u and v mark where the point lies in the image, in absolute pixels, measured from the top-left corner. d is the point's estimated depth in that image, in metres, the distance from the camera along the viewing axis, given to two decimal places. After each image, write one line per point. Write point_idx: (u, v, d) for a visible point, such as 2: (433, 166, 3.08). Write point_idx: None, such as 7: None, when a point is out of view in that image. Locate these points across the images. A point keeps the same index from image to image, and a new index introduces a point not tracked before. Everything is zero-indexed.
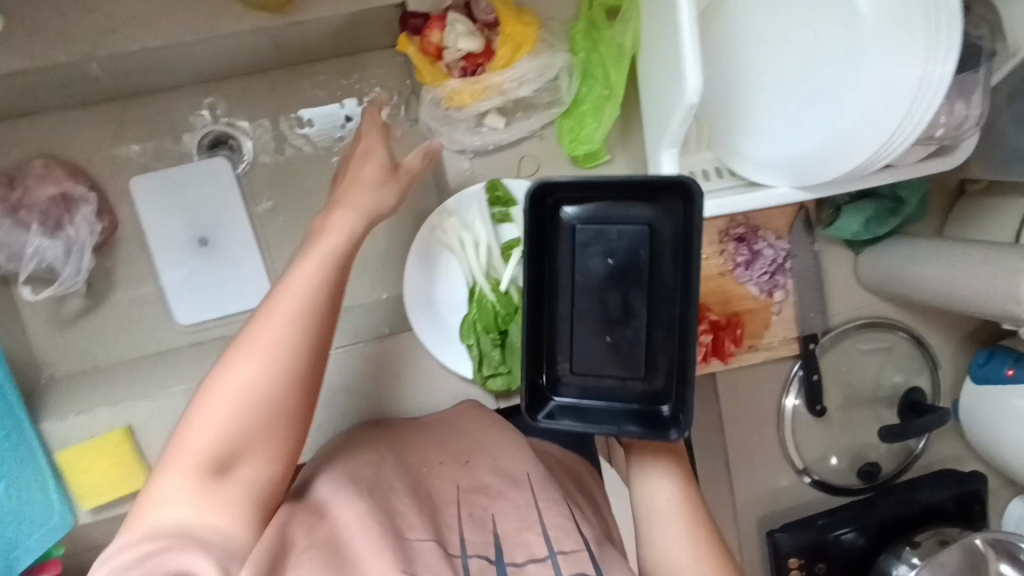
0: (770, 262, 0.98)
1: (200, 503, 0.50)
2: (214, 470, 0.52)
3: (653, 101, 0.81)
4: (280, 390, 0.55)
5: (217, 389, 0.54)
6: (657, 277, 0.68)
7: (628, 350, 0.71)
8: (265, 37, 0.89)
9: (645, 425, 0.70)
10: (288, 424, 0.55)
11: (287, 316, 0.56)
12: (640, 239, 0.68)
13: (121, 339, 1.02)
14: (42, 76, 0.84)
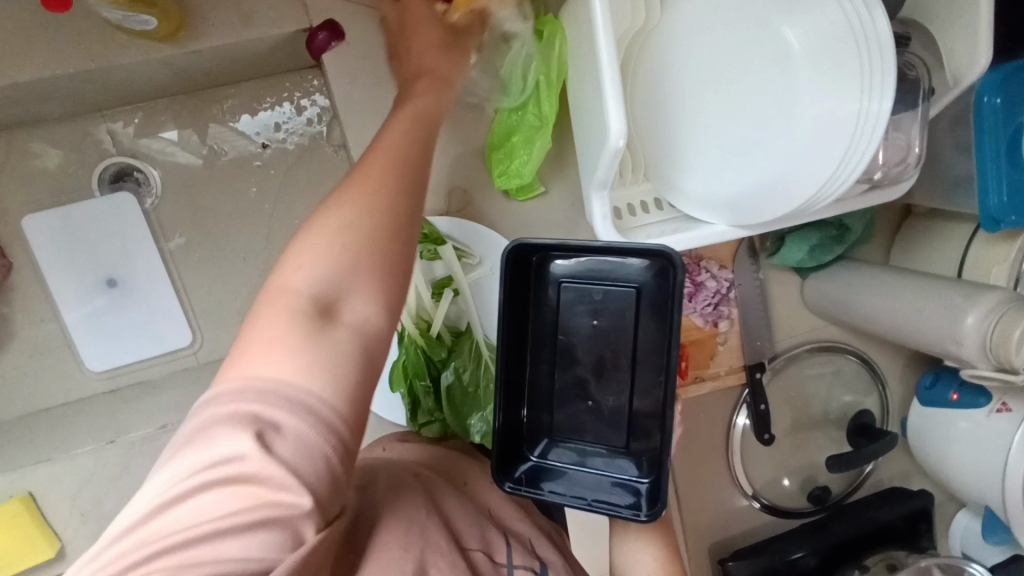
0: (714, 293, 0.95)
1: (309, 353, 0.40)
2: (321, 313, 0.43)
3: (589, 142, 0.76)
4: (394, 221, 0.47)
5: (319, 239, 0.45)
6: (640, 343, 0.67)
7: (609, 414, 0.69)
8: (161, 65, 0.81)
9: (624, 497, 0.68)
10: (399, 282, 0.47)
11: (387, 170, 0.50)
12: (625, 303, 0.67)
13: (19, 392, 0.94)
14: None
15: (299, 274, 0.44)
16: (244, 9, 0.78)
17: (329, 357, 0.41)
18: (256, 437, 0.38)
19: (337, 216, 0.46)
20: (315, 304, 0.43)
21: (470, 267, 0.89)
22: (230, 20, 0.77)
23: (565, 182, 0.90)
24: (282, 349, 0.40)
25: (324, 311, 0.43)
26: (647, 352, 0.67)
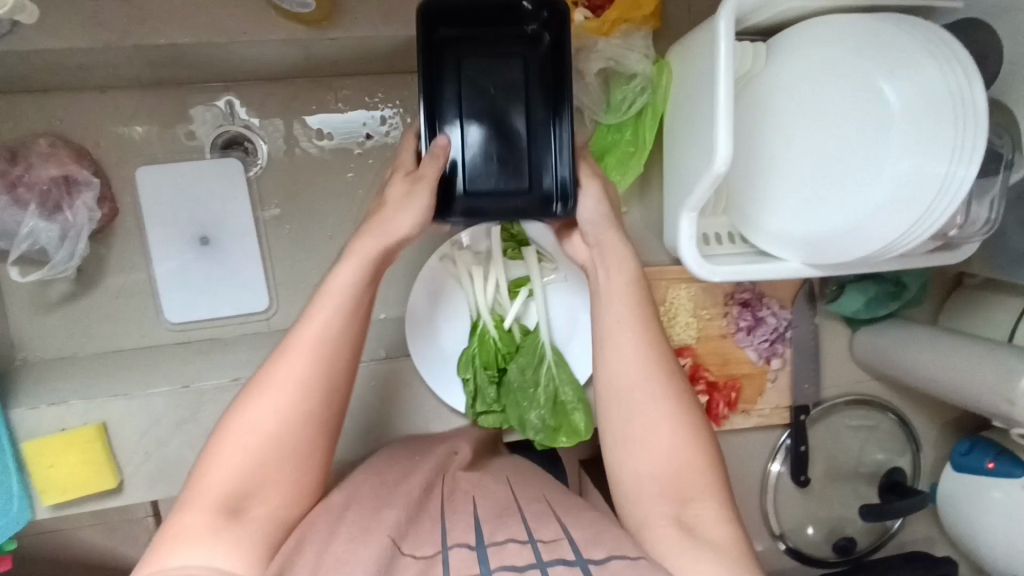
0: (772, 331, 0.99)
1: (220, 529, 0.59)
2: (234, 505, 0.62)
3: (685, 176, 0.83)
4: (299, 406, 0.66)
5: (230, 446, 0.64)
6: (531, 87, 0.78)
7: (513, 150, 0.78)
8: (299, 49, 0.88)
9: (539, 214, 0.77)
10: (308, 452, 0.66)
11: (304, 364, 0.67)
12: (512, 56, 0.78)
13: (102, 332, 0.98)
14: (58, 59, 0.82)
15: (215, 474, 0.63)
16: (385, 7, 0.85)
17: (240, 530, 0.60)
18: None
19: (253, 404, 0.66)
20: (228, 505, 0.61)
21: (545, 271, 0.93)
22: (372, 17, 0.85)
23: (644, 206, 0.96)
24: (206, 516, 0.60)
25: (238, 498, 0.62)
26: (538, 94, 0.78)
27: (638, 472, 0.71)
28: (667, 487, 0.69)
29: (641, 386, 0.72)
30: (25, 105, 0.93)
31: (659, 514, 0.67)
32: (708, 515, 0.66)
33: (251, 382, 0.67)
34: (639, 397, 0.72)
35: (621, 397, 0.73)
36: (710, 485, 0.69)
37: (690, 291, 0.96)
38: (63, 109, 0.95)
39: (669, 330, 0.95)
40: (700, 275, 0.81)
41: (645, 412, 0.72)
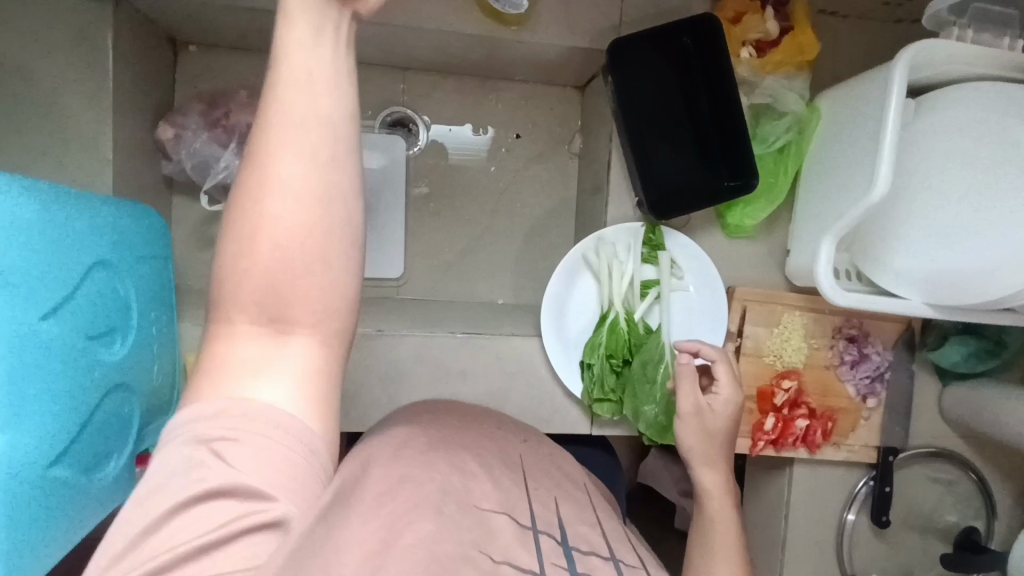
0: (875, 368, 1.03)
1: (266, 357, 0.49)
2: (271, 321, 0.49)
3: (831, 206, 0.90)
4: (319, 216, 0.49)
5: (250, 257, 0.48)
6: (698, 94, 0.95)
7: (690, 145, 0.96)
8: (486, 47, 0.97)
9: (719, 196, 0.94)
10: (331, 249, 0.49)
11: (310, 176, 0.48)
12: (677, 71, 0.95)
13: None
14: (280, 21, 0.91)
15: (235, 304, 0.49)
16: (574, 21, 0.93)
17: (292, 346, 0.49)
18: (213, 452, 0.45)
19: (253, 234, 0.48)
20: (265, 314, 0.49)
21: (675, 278, 0.99)
22: (562, 26, 0.93)
23: (770, 234, 1.02)
24: (220, 399, 0.46)
25: (274, 313, 0.49)
26: (704, 101, 0.95)
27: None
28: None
29: (722, 517, 0.81)
30: (228, 60, 1.03)
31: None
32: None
33: (241, 185, 0.49)
34: (718, 520, 0.80)
35: (710, 528, 0.80)
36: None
37: (803, 318, 1.01)
38: (258, 69, 1.04)
39: (781, 351, 1.00)
40: (834, 300, 0.87)
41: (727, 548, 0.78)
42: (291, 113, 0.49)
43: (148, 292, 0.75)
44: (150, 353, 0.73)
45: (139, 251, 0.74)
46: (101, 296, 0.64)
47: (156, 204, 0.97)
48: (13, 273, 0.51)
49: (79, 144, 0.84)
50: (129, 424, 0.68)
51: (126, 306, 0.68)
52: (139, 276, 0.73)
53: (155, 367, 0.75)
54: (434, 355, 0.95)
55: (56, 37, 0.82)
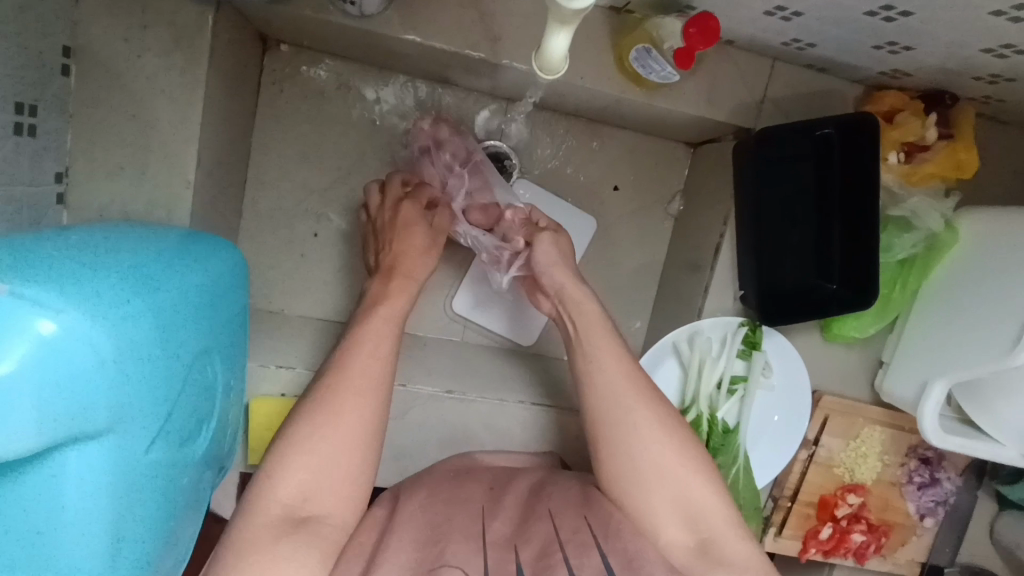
0: (942, 494, 1.01)
1: (295, 536, 0.63)
2: (300, 516, 0.65)
3: (951, 347, 0.84)
4: (375, 403, 0.71)
5: (305, 455, 0.67)
6: (830, 195, 0.88)
7: (806, 246, 0.90)
8: (606, 102, 0.88)
9: (830, 308, 0.89)
10: (359, 460, 0.69)
11: (360, 381, 0.71)
12: (808, 169, 0.88)
13: (313, 296, 0.99)
14: (393, 44, 0.82)
15: (279, 482, 0.66)
16: (713, 92, 0.84)
17: (313, 533, 0.64)
18: None
19: (296, 451, 0.67)
20: (292, 506, 0.65)
21: (764, 375, 0.94)
22: (699, 98, 0.84)
23: (866, 344, 0.97)
24: (272, 515, 0.64)
25: (299, 508, 0.65)
26: (833, 204, 0.88)
27: (647, 508, 0.73)
28: (681, 515, 0.72)
29: (673, 457, 0.75)
30: (319, 64, 0.93)
31: (671, 529, 0.72)
32: (729, 535, 0.71)
33: (314, 402, 0.70)
34: (642, 419, 0.76)
35: (634, 425, 0.76)
36: (728, 519, 0.72)
37: (883, 434, 0.98)
38: (351, 79, 0.95)
39: (853, 465, 0.97)
40: (931, 439, 0.84)
41: (684, 474, 0.74)
42: (375, 315, 0.78)
43: (229, 343, 0.73)
44: (227, 406, 0.74)
45: (226, 312, 0.72)
46: (197, 389, 0.65)
47: (228, 218, 0.90)
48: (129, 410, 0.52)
49: (161, 160, 0.76)
50: (203, 491, 0.72)
51: (213, 390, 0.69)
52: (224, 334, 0.72)
53: (231, 415, 0.76)
54: (503, 423, 0.91)
55: (149, 39, 0.73)
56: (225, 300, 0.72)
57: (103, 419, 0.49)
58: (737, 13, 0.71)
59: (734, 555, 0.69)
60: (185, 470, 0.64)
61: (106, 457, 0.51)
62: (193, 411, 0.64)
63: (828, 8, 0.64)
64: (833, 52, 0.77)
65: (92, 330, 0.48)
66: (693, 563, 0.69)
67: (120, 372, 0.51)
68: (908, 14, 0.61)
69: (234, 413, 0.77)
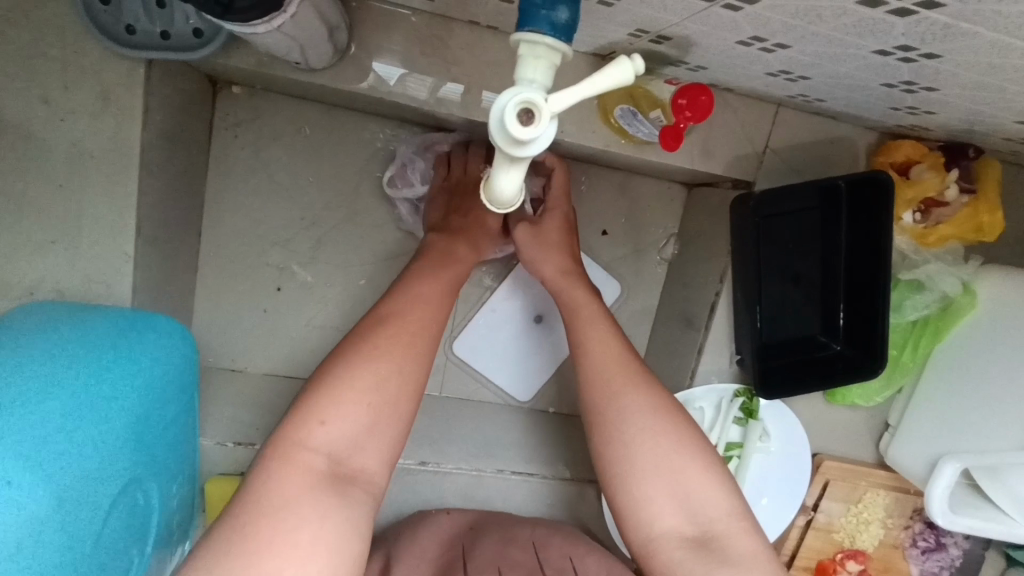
0: (947, 557, 0.95)
1: (335, 496, 0.53)
2: (343, 472, 0.54)
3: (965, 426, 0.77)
4: (432, 332, 0.63)
5: (357, 407, 0.56)
6: (835, 251, 0.80)
7: (807, 304, 0.83)
8: (593, 151, 0.80)
9: (830, 377, 0.82)
10: (406, 419, 0.58)
11: (413, 334, 0.61)
12: (812, 223, 0.79)
13: (279, 353, 0.92)
14: (353, 93, 0.74)
15: (318, 438, 0.54)
16: (710, 142, 0.76)
17: (355, 496, 0.54)
18: None
19: (348, 395, 0.56)
20: (339, 458, 0.54)
21: (761, 441, 0.88)
22: (694, 150, 0.75)
23: (873, 406, 0.90)
24: (313, 467, 0.53)
25: (344, 462, 0.55)
26: (837, 261, 0.80)
27: (643, 497, 0.63)
28: (682, 509, 0.62)
29: (665, 443, 0.64)
30: (278, 105, 0.85)
31: (669, 520, 0.62)
32: (734, 530, 0.62)
33: (364, 346, 0.59)
34: (636, 402, 0.66)
35: (623, 408, 0.66)
36: (735, 513, 0.63)
37: (886, 498, 0.92)
38: (311, 119, 0.86)
39: (855, 529, 0.92)
40: (939, 521, 0.78)
41: (681, 461, 0.64)
42: (426, 269, 0.69)
43: (166, 449, 0.70)
44: (163, 500, 0.71)
45: (162, 421, 0.69)
46: (117, 517, 0.62)
47: (181, 278, 0.83)
48: None
49: (95, 233, 0.68)
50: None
51: (143, 503, 0.67)
52: (159, 442, 0.69)
53: (174, 503, 0.73)
54: (481, 494, 0.85)
55: (74, 100, 0.65)
56: (161, 411, 0.69)
57: None
58: (736, 71, 0.62)
59: (740, 553, 0.60)
60: None
61: None
62: (111, 552, 0.62)
63: (841, 77, 0.55)
64: (845, 107, 0.69)
65: None
66: (694, 560, 0.60)
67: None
68: (933, 90, 0.52)
69: (178, 500, 0.74)
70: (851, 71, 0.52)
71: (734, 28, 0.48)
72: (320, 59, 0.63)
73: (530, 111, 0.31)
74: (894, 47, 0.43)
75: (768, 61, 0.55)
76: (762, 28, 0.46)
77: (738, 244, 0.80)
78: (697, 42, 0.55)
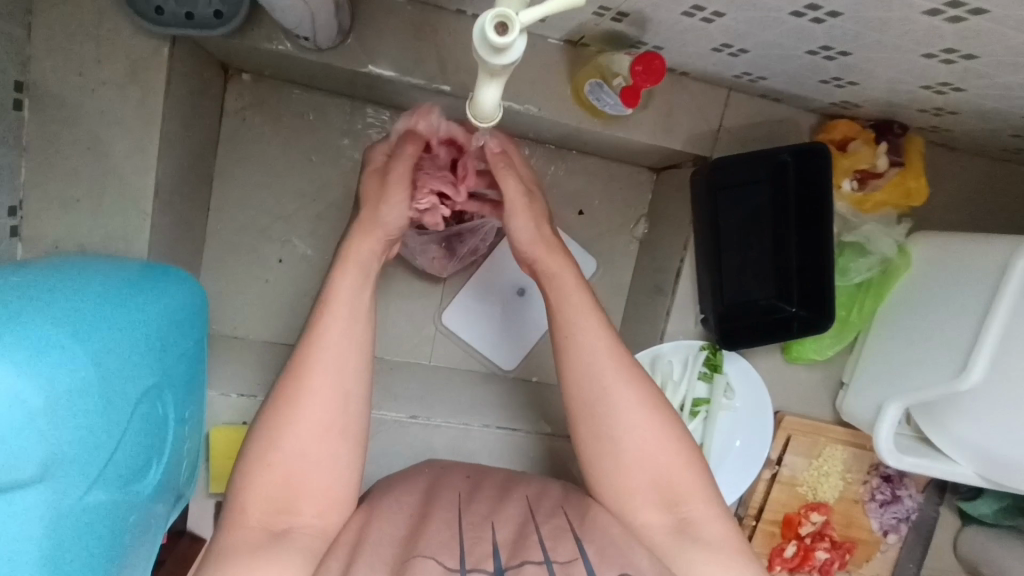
0: (904, 510, 1.02)
1: (276, 550, 0.58)
2: (279, 529, 0.60)
3: (906, 370, 0.85)
4: (349, 372, 0.66)
5: (271, 475, 0.62)
6: (787, 219, 0.89)
7: (764, 268, 0.91)
8: (567, 131, 0.89)
9: (785, 330, 0.91)
10: (338, 456, 0.64)
11: (326, 376, 0.64)
12: (763, 193, 0.89)
13: (278, 322, 0.98)
14: (353, 75, 0.83)
15: (251, 500, 0.61)
16: (669, 121, 0.86)
17: (296, 542, 0.60)
18: None
19: (270, 465, 0.62)
20: (271, 521, 0.61)
21: (727, 397, 0.95)
22: (655, 126, 0.85)
23: (826, 366, 0.98)
24: (251, 529, 0.60)
25: (279, 518, 0.61)
26: (789, 228, 0.89)
27: (626, 488, 0.68)
28: (659, 494, 0.68)
29: (648, 438, 0.68)
30: (283, 92, 0.94)
31: (648, 509, 0.67)
32: (706, 516, 0.67)
33: (283, 402, 0.64)
34: (623, 397, 0.69)
35: (614, 404, 0.68)
36: (708, 499, 0.68)
37: (845, 453, 0.99)
38: (312, 106, 0.95)
39: (816, 483, 0.99)
40: (885, 458, 0.86)
41: (663, 455, 0.68)
42: (348, 285, 0.68)
43: (180, 379, 0.70)
44: (178, 434, 0.70)
45: (179, 349, 0.70)
46: (142, 429, 0.63)
47: (189, 246, 0.89)
48: (58, 462, 0.51)
49: (117, 192, 0.76)
50: (159, 523, 0.69)
51: (165, 427, 0.67)
52: (176, 371, 0.69)
53: (186, 443, 0.73)
54: (468, 448, 0.91)
55: (105, 72, 0.73)
56: (177, 339, 0.69)
57: (36, 466, 0.49)
58: (687, 49, 0.72)
59: (711, 534, 0.66)
60: (129, 512, 0.62)
61: (42, 504, 0.51)
62: (142, 447, 0.63)
63: (773, 46, 0.65)
64: (783, 85, 0.79)
65: (22, 383, 0.48)
66: (672, 543, 0.65)
67: (51, 427, 0.50)
68: (847, 54, 0.63)
69: (190, 440, 0.74)
70: (778, 38, 0.62)
71: None
72: (326, 37, 0.72)
73: (506, 23, 0.40)
74: (805, 6, 0.53)
75: (711, 33, 0.66)
76: None
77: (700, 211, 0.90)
78: (651, 17, 0.65)
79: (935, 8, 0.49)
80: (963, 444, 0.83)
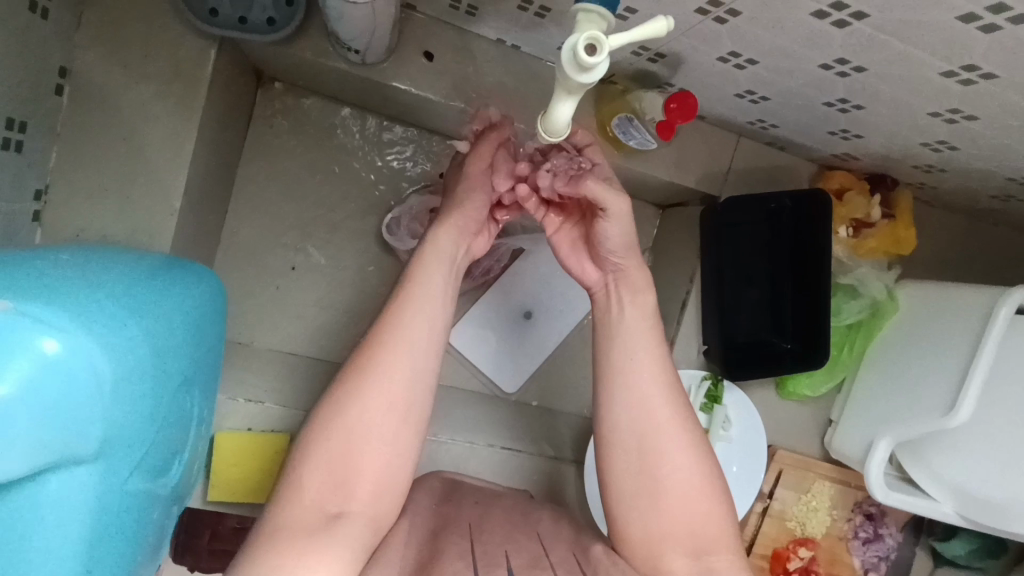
0: (884, 549, 1.06)
1: (331, 534, 0.54)
2: (333, 513, 0.56)
3: (895, 409, 0.90)
4: (428, 359, 0.64)
5: (336, 448, 0.59)
6: (791, 262, 0.94)
7: (764, 306, 0.96)
8: None
9: (782, 365, 0.95)
10: (403, 445, 0.61)
11: (406, 356, 0.63)
12: (766, 234, 0.94)
13: (284, 329, 0.97)
14: (389, 91, 0.85)
15: (309, 476, 0.58)
16: (684, 160, 0.91)
17: (349, 529, 0.56)
18: None
19: (335, 442, 0.59)
20: (325, 503, 0.57)
21: (724, 428, 0.97)
22: (670, 163, 0.91)
23: (816, 403, 1.02)
24: (306, 512, 0.56)
25: (334, 500, 0.57)
26: (791, 269, 0.94)
27: (652, 519, 0.64)
28: (686, 538, 0.64)
29: (686, 475, 0.66)
30: (313, 104, 0.96)
31: (677, 551, 0.63)
32: (730, 567, 0.63)
33: (356, 378, 0.61)
34: (668, 430, 0.67)
35: (654, 426, 0.67)
36: (733, 551, 0.64)
37: (832, 489, 1.02)
38: (339, 119, 0.97)
39: (805, 518, 1.01)
40: (874, 491, 0.88)
41: (698, 497, 0.65)
42: (423, 264, 0.68)
43: (210, 371, 0.68)
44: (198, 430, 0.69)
45: (212, 340, 0.68)
46: (174, 421, 0.61)
47: (204, 246, 0.89)
48: (113, 443, 0.49)
49: (145, 184, 0.75)
50: (168, 525, 0.66)
51: (190, 422, 0.65)
52: (207, 363, 0.68)
53: (201, 439, 0.71)
54: (471, 466, 0.91)
55: (148, 66, 0.74)
56: (212, 331, 0.68)
57: (95, 441, 0.47)
58: (711, 93, 0.78)
59: None
60: (154, 505, 0.59)
61: (92, 484, 0.48)
62: (173, 436, 0.61)
63: (794, 96, 0.71)
64: (792, 133, 0.85)
65: (90, 350, 0.46)
66: None
67: (114, 402, 0.48)
68: (860, 108, 0.69)
69: (202, 439, 0.71)
70: (800, 88, 0.68)
71: (717, 42, 0.63)
72: (375, 51, 0.74)
73: (594, 45, 0.44)
74: (834, 60, 0.59)
75: (738, 79, 0.71)
76: (738, 43, 0.62)
77: (707, 253, 0.96)
78: (686, 59, 0.70)
79: (952, 70, 0.55)
80: (949, 484, 0.86)
